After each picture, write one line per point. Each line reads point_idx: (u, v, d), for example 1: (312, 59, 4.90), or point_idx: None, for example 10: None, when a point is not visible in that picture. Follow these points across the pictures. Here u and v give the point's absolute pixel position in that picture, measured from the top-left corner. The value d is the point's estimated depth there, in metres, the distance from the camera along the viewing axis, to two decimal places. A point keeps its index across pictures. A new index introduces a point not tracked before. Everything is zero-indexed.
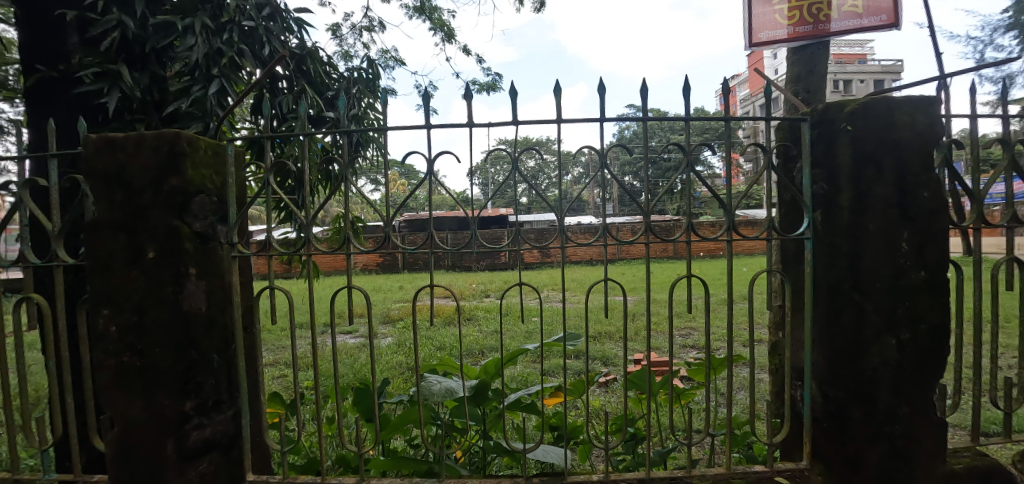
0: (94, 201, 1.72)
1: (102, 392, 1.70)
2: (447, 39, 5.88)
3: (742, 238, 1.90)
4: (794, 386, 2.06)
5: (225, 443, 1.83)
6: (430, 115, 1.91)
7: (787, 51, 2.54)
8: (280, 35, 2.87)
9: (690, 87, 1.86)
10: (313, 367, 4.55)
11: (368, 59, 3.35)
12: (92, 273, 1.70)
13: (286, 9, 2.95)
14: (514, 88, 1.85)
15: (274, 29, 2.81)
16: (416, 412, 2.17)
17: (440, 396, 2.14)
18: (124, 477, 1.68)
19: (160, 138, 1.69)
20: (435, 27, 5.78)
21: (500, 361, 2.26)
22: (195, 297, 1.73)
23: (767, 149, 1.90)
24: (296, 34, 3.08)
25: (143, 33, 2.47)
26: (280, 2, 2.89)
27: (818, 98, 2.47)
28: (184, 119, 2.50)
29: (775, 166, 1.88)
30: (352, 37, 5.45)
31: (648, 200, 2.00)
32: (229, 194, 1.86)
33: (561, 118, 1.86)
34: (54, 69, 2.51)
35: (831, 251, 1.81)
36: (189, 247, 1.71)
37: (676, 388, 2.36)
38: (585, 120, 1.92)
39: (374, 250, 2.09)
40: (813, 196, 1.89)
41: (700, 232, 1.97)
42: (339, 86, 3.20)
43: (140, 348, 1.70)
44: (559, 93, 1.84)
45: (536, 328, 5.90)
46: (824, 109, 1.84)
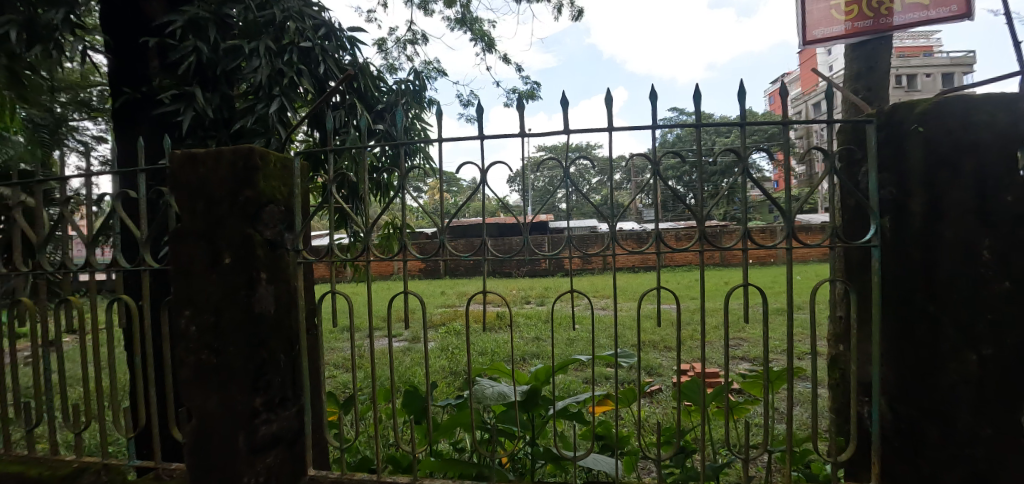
0: (180, 212, 1.87)
1: (182, 386, 1.85)
2: (486, 49, 6.01)
3: (805, 246, 1.80)
4: (861, 403, 1.97)
5: (289, 438, 1.94)
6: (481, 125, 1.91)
7: (845, 48, 2.46)
8: (335, 53, 3.10)
9: (746, 91, 1.81)
10: (362, 369, 4.74)
11: (414, 72, 3.50)
12: (176, 277, 1.86)
13: (341, 28, 3.16)
14: (565, 97, 1.85)
15: (328, 48, 3.04)
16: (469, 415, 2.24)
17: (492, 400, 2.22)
18: (200, 466, 1.82)
19: (236, 153, 1.83)
20: (475, 38, 5.93)
21: (550, 368, 2.26)
22: (266, 300, 1.84)
23: (828, 153, 1.78)
24: (349, 52, 3.27)
25: (215, 56, 2.70)
26: (335, 22, 3.12)
27: (881, 96, 2.36)
28: (249, 135, 2.73)
29: (838, 168, 1.76)
30: (396, 50, 5.67)
31: (700, 206, 1.91)
32: (296, 204, 2.00)
33: (610, 127, 1.83)
34: (137, 91, 2.75)
35: (902, 259, 1.73)
36: (261, 253, 1.83)
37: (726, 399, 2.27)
38: (636, 128, 1.90)
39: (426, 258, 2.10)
40: (881, 202, 1.79)
41: (758, 240, 1.85)
42: (388, 99, 3.37)
43: (216, 346, 1.82)
44: (610, 101, 1.84)
45: (578, 335, 5.92)
46: (891, 111, 1.76)
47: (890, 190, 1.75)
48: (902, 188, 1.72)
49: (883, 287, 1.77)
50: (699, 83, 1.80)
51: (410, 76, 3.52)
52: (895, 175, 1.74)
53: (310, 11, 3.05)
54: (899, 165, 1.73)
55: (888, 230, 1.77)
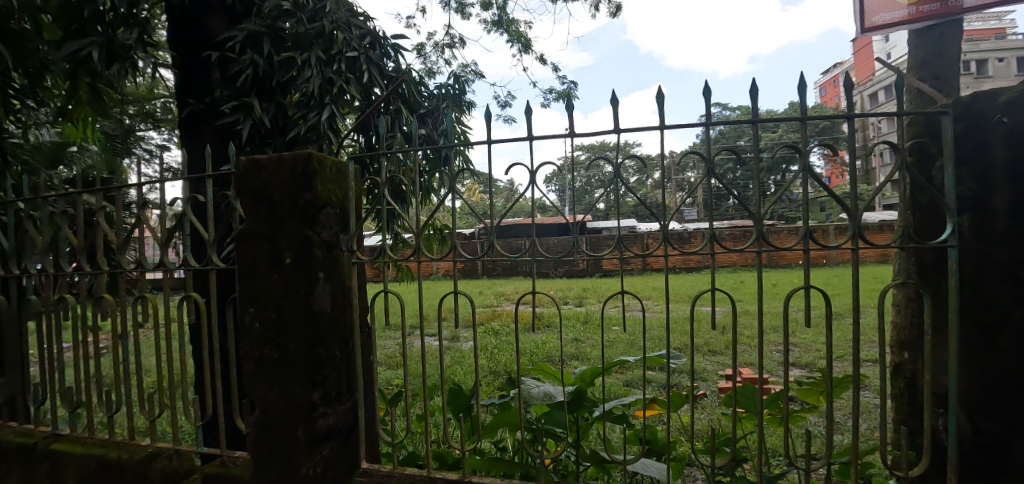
0: (244, 213, 1.99)
1: (247, 379, 1.96)
2: (523, 50, 6.04)
3: (873, 246, 1.65)
4: (936, 415, 1.84)
5: (344, 432, 2.02)
6: (529, 125, 1.88)
7: (909, 35, 2.35)
8: (379, 61, 3.23)
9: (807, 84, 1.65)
10: (404, 367, 4.90)
11: (454, 76, 3.59)
12: (241, 275, 1.97)
13: (384, 36, 3.29)
14: (615, 95, 1.80)
15: (373, 56, 3.16)
16: (517, 414, 2.24)
17: (540, 400, 2.22)
18: (262, 454, 1.93)
19: (296, 158, 1.92)
20: (512, 40, 5.97)
21: (597, 369, 2.24)
22: (323, 298, 1.93)
23: (896, 147, 1.67)
24: (393, 59, 3.39)
25: (270, 68, 2.85)
26: (380, 31, 3.25)
27: (951, 84, 2.24)
28: (303, 142, 2.90)
29: (910, 162, 1.67)
30: (435, 55, 5.80)
31: (758, 204, 1.75)
32: (350, 206, 2.08)
33: (665, 124, 1.74)
34: (201, 102, 2.94)
35: (983, 260, 1.60)
36: (319, 253, 1.92)
37: (780, 406, 2.18)
38: (688, 125, 1.82)
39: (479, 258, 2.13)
40: (959, 199, 1.66)
41: (822, 240, 1.66)
42: (431, 103, 3.47)
43: (277, 342, 1.92)
44: (663, 100, 1.74)
45: (617, 336, 5.90)
46: (970, 100, 1.62)
47: (969, 186, 1.63)
48: (983, 184, 1.60)
49: (960, 291, 1.66)
50: (756, 77, 1.71)
51: (450, 80, 3.61)
52: (976, 170, 1.62)
53: (356, 21, 3.19)
54: (980, 160, 1.61)
55: (967, 230, 1.64)
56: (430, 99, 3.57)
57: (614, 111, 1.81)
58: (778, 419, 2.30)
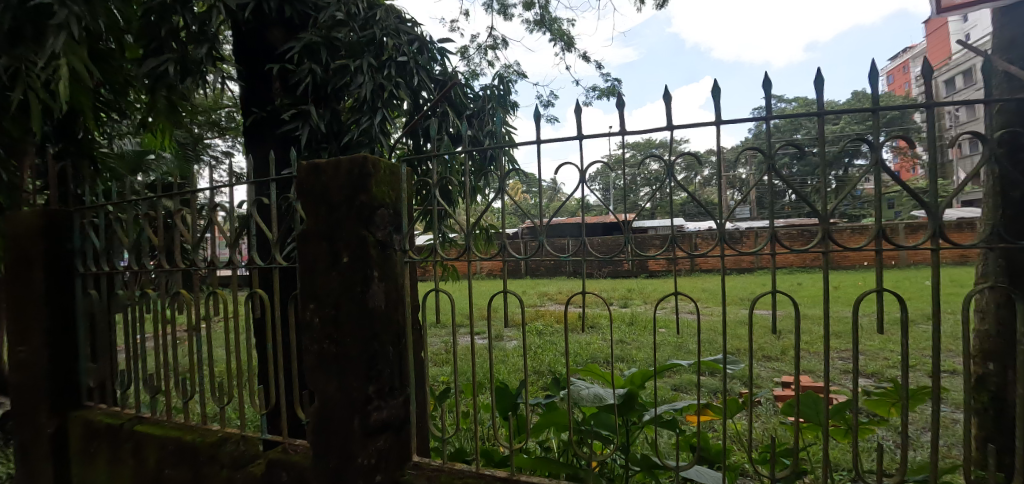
0: (306, 215, 2.10)
1: (308, 371, 2.07)
2: (566, 48, 6.03)
3: (956, 247, 1.53)
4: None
5: (396, 425, 2.09)
6: (579, 124, 1.89)
7: (993, 17, 2.15)
8: (427, 65, 3.32)
9: (879, 72, 1.52)
10: (451, 365, 5.02)
11: (499, 76, 3.64)
12: (303, 273, 2.08)
13: (432, 40, 3.37)
14: (667, 92, 1.77)
15: (421, 60, 3.25)
16: (566, 415, 2.21)
17: (591, 401, 2.21)
18: (322, 444, 2.02)
19: (354, 162, 2.01)
20: (554, 38, 5.97)
21: (649, 371, 2.19)
22: (378, 296, 2.00)
23: (983, 137, 1.54)
24: (440, 62, 3.47)
25: (326, 76, 3.00)
26: (427, 36, 3.33)
27: None
28: (356, 146, 3.01)
29: (1000, 155, 1.54)
30: (478, 57, 5.88)
31: (824, 201, 1.67)
32: (402, 207, 2.15)
33: (723, 120, 1.70)
34: (263, 110, 3.14)
35: None
36: (373, 253, 2.00)
37: (845, 419, 2.05)
38: (742, 120, 1.76)
39: (529, 257, 2.15)
40: None
41: (894, 239, 1.57)
42: (477, 104, 3.54)
43: (335, 337, 2.01)
44: (718, 94, 1.69)
45: (662, 338, 5.83)
46: None
47: None
48: None
49: None
50: (819, 69, 1.62)
51: (495, 81, 3.66)
52: None
53: (405, 26, 3.26)
54: None
55: None
56: (476, 101, 3.63)
57: (668, 107, 1.77)
58: (844, 432, 2.14)
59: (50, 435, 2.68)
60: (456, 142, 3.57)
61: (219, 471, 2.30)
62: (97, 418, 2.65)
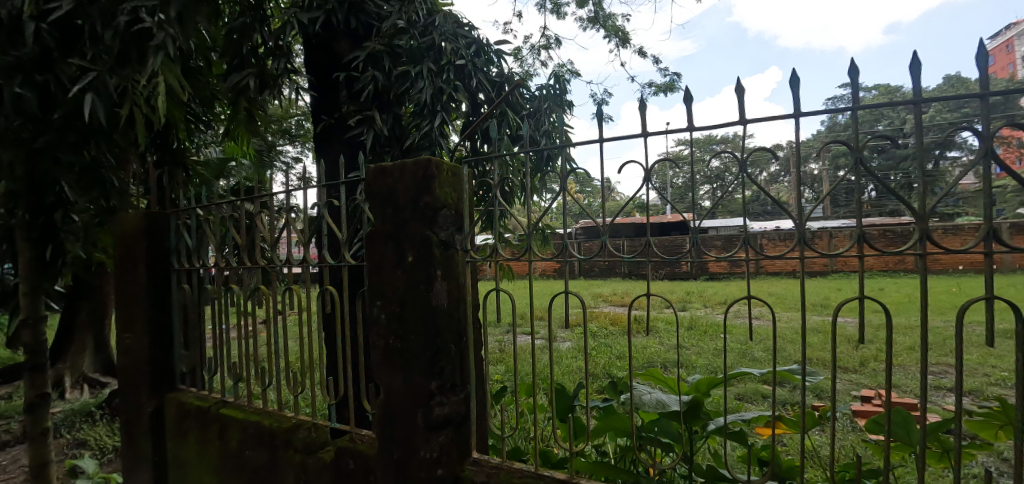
0: (373, 216, 2.19)
1: (375, 365, 2.16)
2: (621, 44, 5.93)
3: None
4: None
5: (457, 421, 2.12)
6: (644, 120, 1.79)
7: None
8: (485, 67, 3.36)
9: (984, 55, 1.39)
10: (507, 365, 5.09)
11: (555, 76, 3.65)
12: (370, 271, 2.18)
13: (489, 43, 3.42)
14: (739, 83, 1.64)
15: (479, 63, 3.30)
16: (625, 420, 2.17)
17: (653, 407, 2.11)
18: (387, 435, 2.11)
19: (418, 165, 2.08)
20: (609, 35, 5.89)
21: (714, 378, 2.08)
22: (441, 294, 2.06)
23: None
24: (497, 64, 3.51)
25: (388, 82, 3.13)
26: (485, 39, 3.38)
27: None
28: (417, 149, 3.11)
29: None
30: (532, 57, 5.90)
31: (920, 198, 1.52)
32: (465, 208, 2.19)
33: (802, 112, 1.57)
34: (331, 117, 3.34)
35: None
36: (437, 252, 2.05)
37: (943, 442, 1.84)
38: (820, 112, 1.62)
39: (592, 257, 2.10)
40: None
41: (1006, 240, 1.41)
42: (533, 105, 3.59)
43: (400, 333, 2.09)
44: (795, 84, 1.57)
45: (723, 344, 5.63)
46: None
47: None
48: None
49: None
50: (914, 51, 1.43)
51: (551, 81, 3.68)
52: None
53: (464, 30, 3.33)
54: None
55: None
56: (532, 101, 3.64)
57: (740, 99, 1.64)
58: (938, 456, 1.94)
59: (149, 413, 2.95)
60: (512, 142, 3.61)
61: (294, 454, 2.44)
62: (188, 401, 2.88)
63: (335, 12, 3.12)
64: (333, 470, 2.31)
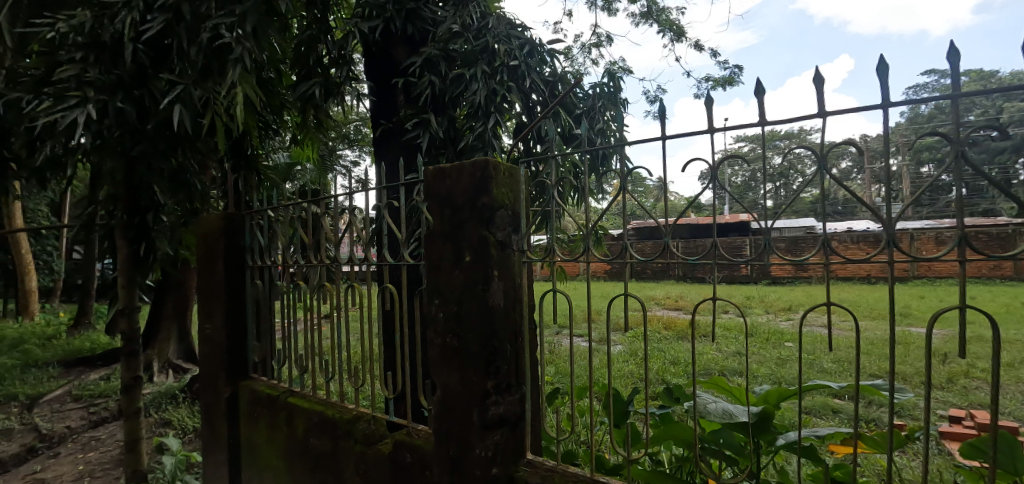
0: (432, 217, 2.24)
1: (433, 362, 2.20)
2: (675, 39, 5.75)
3: None
4: None
5: (512, 421, 2.11)
6: (711, 115, 1.62)
7: None
8: (538, 67, 3.35)
9: None
10: (560, 367, 5.07)
11: (609, 74, 3.61)
12: (430, 271, 2.22)
13: (542, 43, 3.41)
14: (817, 72, 1.47)
15: (532, 63, 3.29)
16: (688, 430, 2.05)
17: (720, 416, 2.00)
18: (444, 430, 2.14)
19: (475, 166, 2.10)
20: (663, 29, 5.73)
21: (787, 391, 1.93)
22: (497, 294, 2.06)
23: None
24: (550, 64, 3.50)
25: (444, 86, 3.20)
26: (537, 39, 3.37)
27: None
28: (471, 150, 3.16)
29: None
30: (582, 56, 5.84)
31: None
32: (522, 209, 2.19)
33: (890, 102, 1.37)
34: (390, 122, 3.49)
35: None
36: (494, 252, 2.06)
37: None
38: (910, 101, 1.45)
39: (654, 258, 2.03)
40: None
41: None
42: (585, 105, 3.58)
43: (457, 332, 2.12)
44: (885, 69, 1.39)
45: (789, 353, 5.35)
46: None
47: None
48: None
49: None
50: None
51: (604, 79, 3.63)
52: None
53: (517, 32, 3.35)
54: None
55: None
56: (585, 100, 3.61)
57: (819, 89, 1.45)
58: None
59: (226, 399, 3.15)
60: (565, 142, 3.59)
61: (354, 444, 2.53)
62: (260, 389, 3.05)
63: (393, 20, 3.21)
64: (391, 462, 2.37)
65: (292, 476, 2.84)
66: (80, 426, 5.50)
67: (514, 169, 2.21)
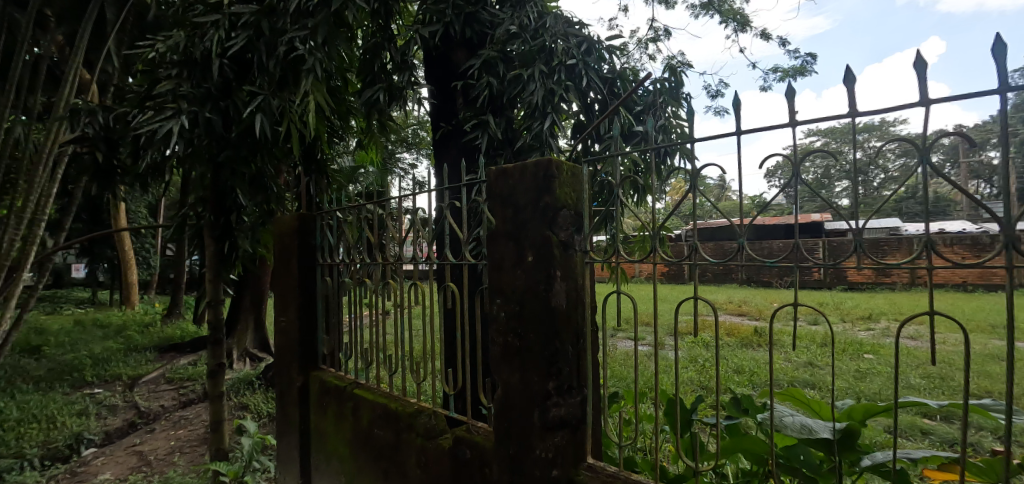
0: (495, 217, 2.26)
1: (495, 361, 2.22)
2: (739, 29, 5.49)
3: None
4: None
5: (573, 423, 2.07)
6: (793, 107, 1.50)
7: None
8: (596, 64, 3.29)
9: None
10: (619, 372, 4.99)
11: (670, 68, 3.50)
12: (493, 270, 2.25)
13: (600, 41, 3.35)
14: (918, 56, 1.33)
15: (590, 61, 3.24)
16: (762, 443, 1.97)
17: (796, 431, 1.85)
18: (505, 429, 2.16)
19: (538, 165, 2.08)
20: (725, 20, 5.49)
21: (876, 407, 1.80)
22: (560, 295, 2.03)
23: None
24: (608, 61, 3.44)
25: (502, 87, 3.22)
26: (595, 37, 3.31)
27: None
28: (529, 151, 3.15)
29: None
30: (639, 52, 5.70)
31: None
32: (585, 209, 2.15)
33: (1010, 87, 1.22)
34: (450, 124, 3.56)
35: None
36: (556, 253, 2.04)
37: None
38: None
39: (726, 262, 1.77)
40: None
41: None
42: (646, 101, 3.50)
43: (519, 331, 2.13)
44: (1003, 52, 1.24)
45: (869, 365, 4.98)
46: None
47: None
48: None
49: None
50: None
51: (666, 74, 3.53)
52: None
53: (574, 30, 3.30)
54: None
55: None
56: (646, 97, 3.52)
57: (921, 75, 1.31)
58: None
59: (298, 387, 3.33)
60: (625, 140, 3.51)
61: (416, 438, 2.59)
62: (328, 379, 3.20)
63: (452, 24, 3.26)
64: (451, 458, 2.42)
65: (358, 464, 2.95)
66: (172, 405, 6.00)
67: (575, 169, 2.18)
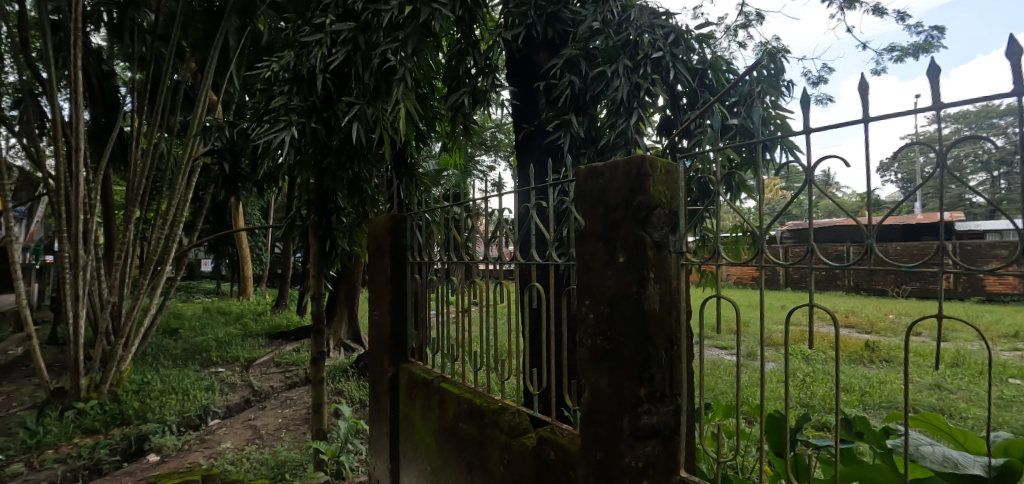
0: (585, 216, 2.21)
1: (583, 365, 2.18)
2: (845, 6, 4.99)
3: None
4: None
5: (666, 433, 1.98)
6: (935, 89, 1.29)
7: None
8: (684, 55, 3.13)
9: None
10: (710, 384, 4.73)
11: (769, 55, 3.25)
12: (583, 271, 2.20)
13: (690, 32, 3.19)
14: None
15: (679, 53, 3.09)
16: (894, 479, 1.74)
17: (937, 464, 1.63)
18: (592, 434, 2.10)
19: (631, 163, 2.01)
20: None
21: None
22: (653, 298, 1.94)
23: None
24: (699, 51, 3.26)
25: (585, 86, 3.17)
26: (684, 27, 3.15)
27: None
28: (612, 149, 3.07)
29: None
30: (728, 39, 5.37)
31: None
32: (680, 209, 2.04)
33: None
34: (533, 126, 3.57)
35: None
36: (650, 254, 1.94)
37: None
38: None
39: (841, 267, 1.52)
40: None
41: None
42: (742, 91, 3.28)
43: (609, 334, 2.07)
44: None
45: (1014, 392, 4.31)
46: None
47: None
48: None
49: None
50: None
51: (764, 61, 3.29)
52: None
53: (660, 21, 3.16)
54: None
55: None
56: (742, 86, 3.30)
57: None
58: None
59: (389, 377, 3.49)
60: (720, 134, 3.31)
61: (499, 434, 2.61)
62: (417, 372, 3.32)
63: (534, 25, 3.25)
64: (534, 457, 2.41)
65: (444, 455, 3.02)
66: (279, 387, 6.57)
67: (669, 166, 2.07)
